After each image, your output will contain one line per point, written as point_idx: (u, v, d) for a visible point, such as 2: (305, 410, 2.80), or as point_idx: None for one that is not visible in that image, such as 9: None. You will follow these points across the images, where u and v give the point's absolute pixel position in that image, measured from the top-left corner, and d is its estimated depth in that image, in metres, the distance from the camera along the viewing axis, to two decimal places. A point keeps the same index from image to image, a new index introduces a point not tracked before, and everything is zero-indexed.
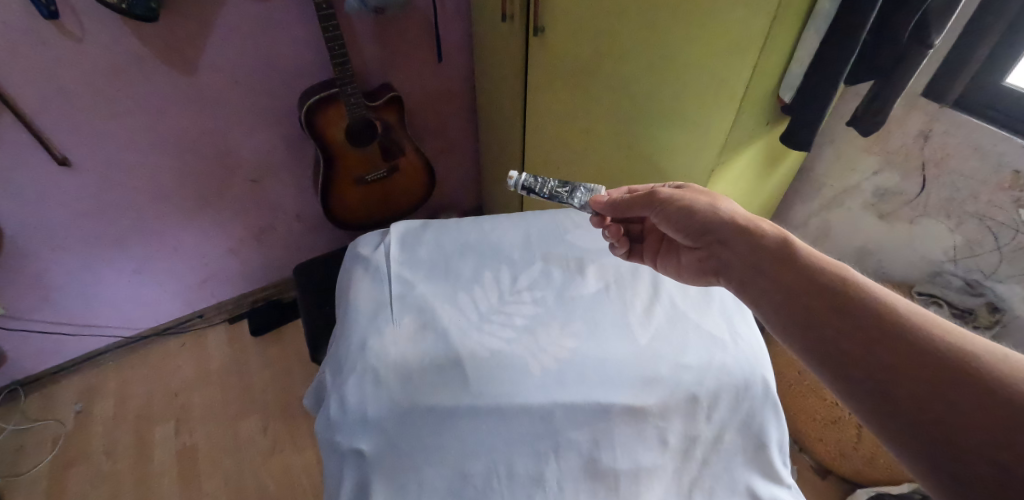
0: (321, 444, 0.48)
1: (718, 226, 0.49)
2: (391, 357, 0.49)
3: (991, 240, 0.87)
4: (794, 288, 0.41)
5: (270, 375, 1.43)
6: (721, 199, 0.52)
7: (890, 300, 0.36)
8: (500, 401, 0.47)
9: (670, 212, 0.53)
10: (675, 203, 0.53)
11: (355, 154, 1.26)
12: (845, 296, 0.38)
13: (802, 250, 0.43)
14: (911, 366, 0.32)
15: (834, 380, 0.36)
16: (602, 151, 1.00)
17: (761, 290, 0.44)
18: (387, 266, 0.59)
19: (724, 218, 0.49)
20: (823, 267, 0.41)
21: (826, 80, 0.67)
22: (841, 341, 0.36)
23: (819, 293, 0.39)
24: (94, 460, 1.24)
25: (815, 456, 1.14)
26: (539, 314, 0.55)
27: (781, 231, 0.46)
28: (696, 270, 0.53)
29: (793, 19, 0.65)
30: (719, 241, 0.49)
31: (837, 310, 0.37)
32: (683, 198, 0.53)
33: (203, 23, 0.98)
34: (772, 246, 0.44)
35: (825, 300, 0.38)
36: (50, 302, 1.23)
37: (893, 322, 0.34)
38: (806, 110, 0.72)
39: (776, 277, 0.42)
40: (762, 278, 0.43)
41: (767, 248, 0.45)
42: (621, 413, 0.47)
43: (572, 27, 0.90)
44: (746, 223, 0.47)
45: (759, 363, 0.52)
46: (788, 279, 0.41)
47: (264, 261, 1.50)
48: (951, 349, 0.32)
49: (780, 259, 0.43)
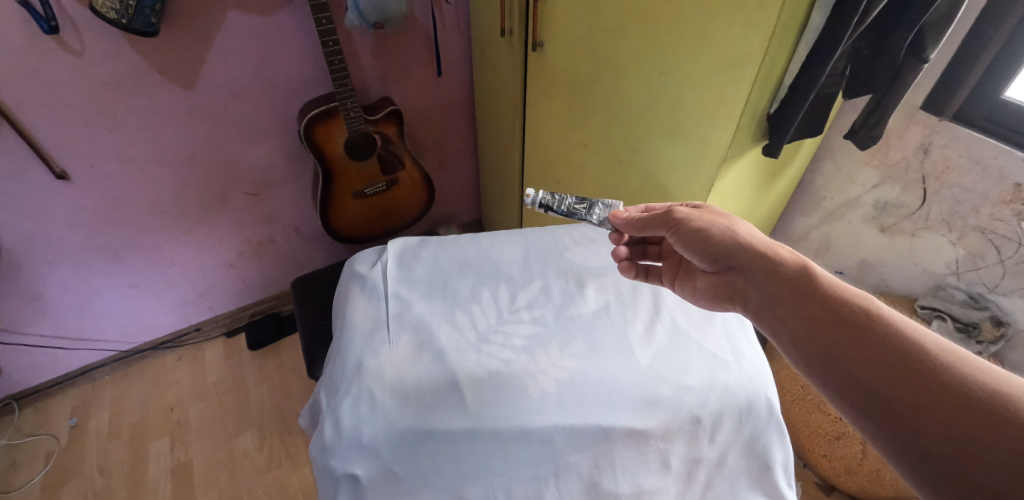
0: (315, 469, 0.46)
1: (736, 252, 0.49)
2: (387, 379, 0.48)
3: (994, 253, 0.86)
4: (814, 317, 0.41)
5: (267, 390, 1.41)
6: (734, 223, 0.51)
7: (918, 335, 0.36)
8: (498, 424, 0.45)
9: (685, 234, 0.53)
10: (691, 225, 0.53)
11: (355, 168, 1.26)
12: (870, 330, 0.38)
13: (822, 279, 0.43)
14: (942, 404, 0.32)
15: (862, 413, 0.35)
16: (603, 164, 0.99)
17: (778, 318, 0.44)
18: (384, 284, 0.59)
19: (742, 243, 0.49)
20: (846, 297, 0.41)
21: (802, 91, 0.65)
22: (867, 377, 0.36)
23: (840, 323, 0.39)
24: (87, 476, 1.22)
25: (819, 473, 1.12)
26: (539, 333, 0.54)
27: (800, 259, 0.46)
28: (711, 295, 0.53)
29: (788, 35, 0.62)
30: (736, 269, 0.49)
31: (856, 339, 0.38)
32: (699, 219, 0.53)
33: (203, 38, 0.99)
34: (792, 275, 0.44)
35: (847, 331, 0.38)
36: (47, 316, 1.22)
37: (918, 356, 0.35)
38: (783, 123, 0.70)
39: (795, 307, 0.43)
40: (780, 306, 0.44)
41: (785, 275, 0.45)
42: (622, 435, 0.46)
43: (571, 41, 0.91)
44: (765, 250, 0.48)
45: (762, 382, 0.51)
46: (808, 307, 0.42)
47: (262, 274, 1.49)
48: (980, 385, 0.32)
49: (799, 288, 0.43)
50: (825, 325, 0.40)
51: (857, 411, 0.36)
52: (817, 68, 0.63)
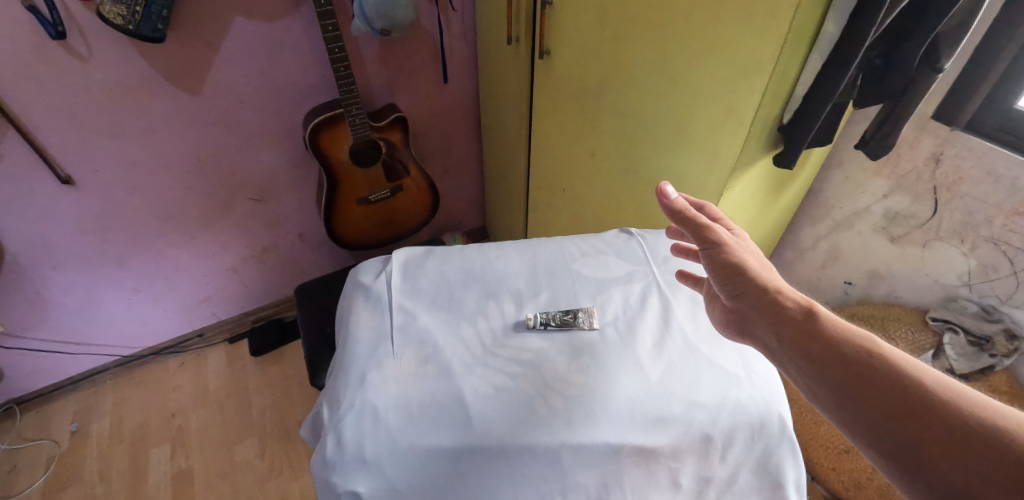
0: (317, 484, 0.45)
1: (751, 290, 0.46)
2: (391, 394, 0.47)
3: (1007, 264, 0.85)
4: (817, 357, 0.39)
5: (269, 397, 1.40)
6: (741, 253, 0.47)
7: (921, 373, 0.35)
8: (503, 442, 0.44)
9: (711, 262, 0.48)
10: (705, 253, 0.48)
11: (359, 175, 1.26)
12: (871, 369, 0.37)
13: (828, 319, 0.41)
14: (949, 449, 0.31)
15: (881, 456, 0.34)
16: (610, 172, 0.98)
17: (790, 358, 0.42)
18: (389, 295, 0.58)
19: (757, 281, 0.46)
20: (849, 336, 0.39)
21: (820, 101, 0.64)
22: (873, 418, 0.35)
23: (841, 363, 0.38)
24: (86, 482, 1.21)
25: (828, 488, 1.10)
26: (546, 348, 0.52)
27: (810, 300, 0.43)
28: (725, 324, 0.51)
29: (800, 44, 0.61)
30: (748, 306, 0.46)
31: (861, 380, 0.36)
32: (715, 245, 0.47)
33: (210, 44, 0.99)
34: (797, 317, 0.42)
35: (850, 371, 0.37)
36: (50, 321, 1.22)
37: (923, 397, 0.34)
38: (800, 133, 0.69)
39: (801, 349, 0.41)
40: (788, 348, 0.42)
41: (790, 315, 0.43)
42: (631, 454, 0.45)
43: (578, 49, 0.90)
44: (775, 289, 0.45)
45: (775, 399, 0.50)
46: (811, 347, 0.40)
47: (265, 280, 1.49)
48: (985, 424, 0.31)
49: (806, 330, 0.41)
50: (828, 364, 0.39)
51: (875, 454, 0.35)
52: (833, 78, 0.62)
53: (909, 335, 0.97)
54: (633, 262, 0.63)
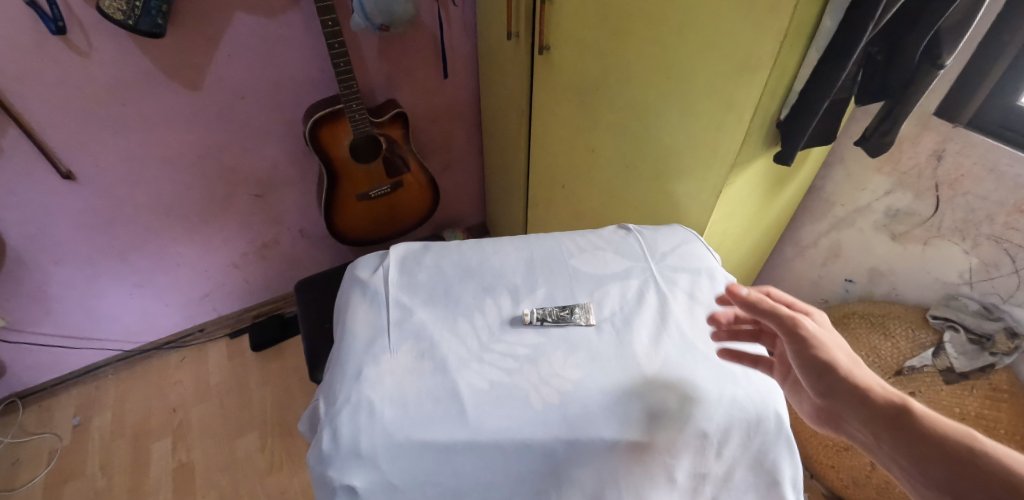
0: (313, 478, 0.46)
1: (841, 383, 0.42)
2: (386, 388, 0.47)
3: (1009, 262, 0.84)
4: (923, 456, 0.36)
5: (269, 392, 1.41)
6: (829, 347, 0.45)
7: None
8: (499, 437, 0.44)
9: (799, 353, 0.45)
10: (791, 345, 0.46)
11: (359, 171, 1.26)
12: (982, 469, 0.33)
13: (929, 416, 0.37)
14: None
15: None
16: (609, 168, 0.98)
17: (890, 455, 0.38)
18: (385, 290, 0.58)
19: (850, 377, 0.42)
20: (954, 433, 0.36)
21: (818, 96, 0.63)
22: None
23: (950, 462, 0.34)
24: (88, 476, 1.22)
25: (827, 485, 1.11)
26: (542, 344, 0.52)
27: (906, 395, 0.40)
28: (816, 418, 0.46)
29: (799, 39, 0.61)
30: (839, 399, 0.42)
31: (977, 482, 0.33)
32: (802, 338, 0.45)
33: (209, 39, 0.98)
34: (890, 411, 0.38)
35: (960, 472, 0.34)
36: (52, 316, 1.23)
37: None
38: (800, 130, 0.68)
39: (900, 444, 0.37)
40: (887, 445, 0.38)
41: (882, 408, 0.39)
42: (626, 449, 0.45)
43: (579, 43, 0.90)
44: (868, 383, 0.41)
45: (773, 396, 0.49)
46: (913, 444, 0.36)
47: (266, 275, 1.49)
48: None
49: (904, 426, 0.37)
50: (937, 466, 0.35)
51: None
52: (831, 73, 0.61)
53: (909, 334, 0.97)
54: (631, 259, 0.63)
